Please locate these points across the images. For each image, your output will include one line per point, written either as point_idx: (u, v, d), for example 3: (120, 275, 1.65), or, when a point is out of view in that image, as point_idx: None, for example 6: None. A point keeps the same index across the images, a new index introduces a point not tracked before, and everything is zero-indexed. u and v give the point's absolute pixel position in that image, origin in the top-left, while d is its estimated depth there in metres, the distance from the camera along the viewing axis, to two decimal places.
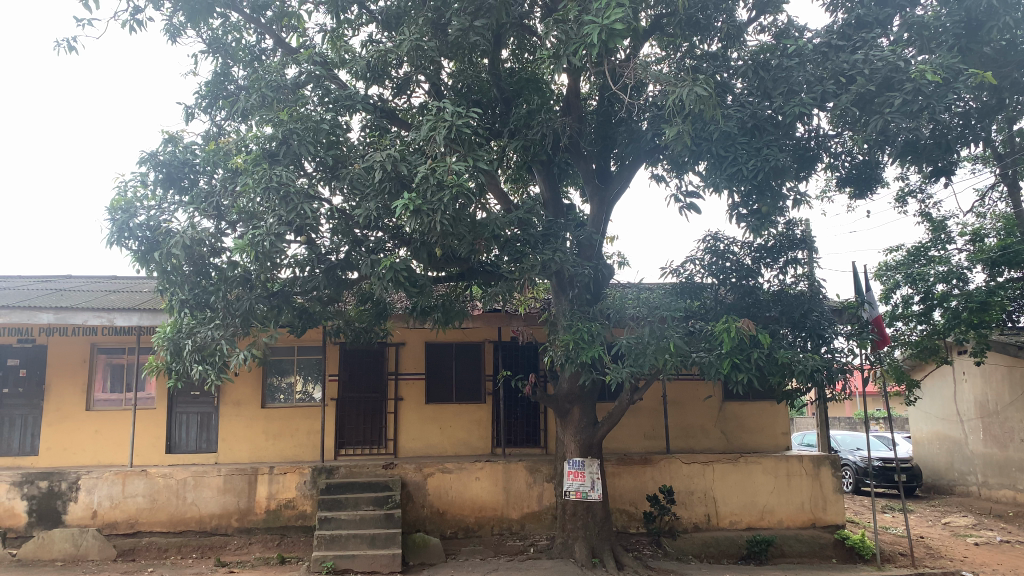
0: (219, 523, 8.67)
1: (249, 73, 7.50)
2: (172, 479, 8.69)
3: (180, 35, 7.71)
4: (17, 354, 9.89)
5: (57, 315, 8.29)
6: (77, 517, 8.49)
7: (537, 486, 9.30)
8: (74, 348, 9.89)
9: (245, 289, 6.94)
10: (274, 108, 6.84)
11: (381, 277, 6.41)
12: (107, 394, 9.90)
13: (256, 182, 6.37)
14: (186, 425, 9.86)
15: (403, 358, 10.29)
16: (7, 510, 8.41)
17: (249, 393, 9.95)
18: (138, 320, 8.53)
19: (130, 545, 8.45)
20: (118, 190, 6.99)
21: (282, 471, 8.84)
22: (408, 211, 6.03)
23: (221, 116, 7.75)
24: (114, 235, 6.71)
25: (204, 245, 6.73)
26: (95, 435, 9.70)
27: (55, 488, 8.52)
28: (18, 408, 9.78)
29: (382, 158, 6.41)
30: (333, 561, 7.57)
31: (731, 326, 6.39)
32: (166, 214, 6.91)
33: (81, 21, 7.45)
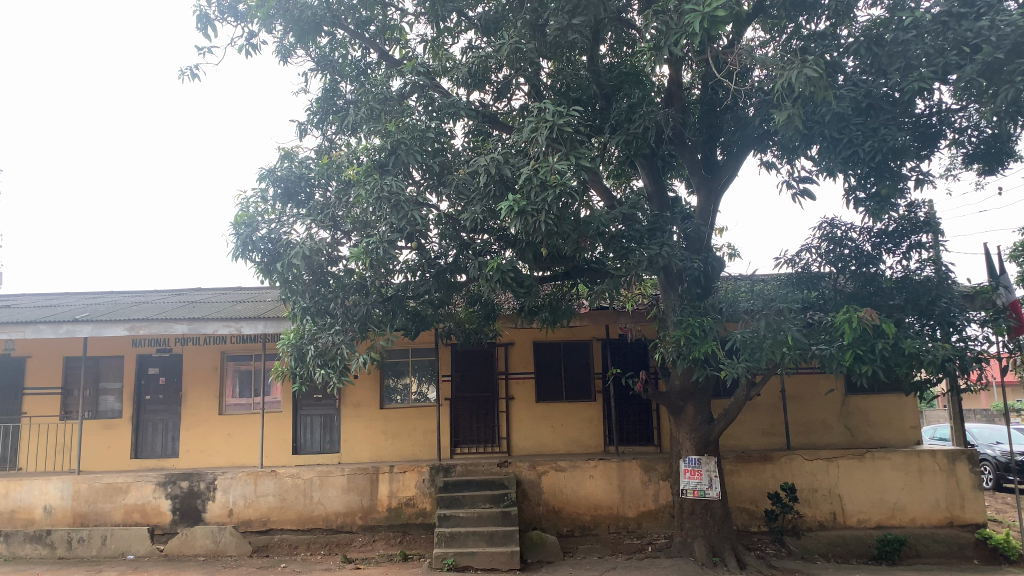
0: (345, 521, 9.01)
1: (357, 87, 7.76)
2: (299, 479, 9.09)
3: (291, 55, 8.05)
4: (157, 363, 10.62)
5: (190, 326, 8.86)
6: (215, 515, 8.98)
7: (653, 484, 9.19)
8: (207, 356, 10.52)
9: (361, 295, 7.19)
10: (381, 120, 7.06)
11: (490, 279, 6.52)
12: (238, 399, 10.48)
13: (368, 193, 6.60)
14: (311, 426, 10.34)
15: (513, 358, 10.40)
16: (154, 508, 8.97)
17: (367, 395, 10.31)
18: (264, 328, 8.91)
19: (264, 542, 8.90)
20: (241, 206, 7.39)
21: (401, 470, 9.12)
22: (513, 212, 6.10)
23: (332, 130, 8.05)
24: (239, 249, 7.10)
25: (322, 255, 7.03)
26: (228, 438, 10.27)
27: (195, 487, 9.04)
28: (159, 413, 10.51)
29: (486, 162, 6.48)
30: (453, 558, 7.75)
31: (853, 316, 6.12)
32: (286, 226, 7.24)
33: (201, 49, 7.92)
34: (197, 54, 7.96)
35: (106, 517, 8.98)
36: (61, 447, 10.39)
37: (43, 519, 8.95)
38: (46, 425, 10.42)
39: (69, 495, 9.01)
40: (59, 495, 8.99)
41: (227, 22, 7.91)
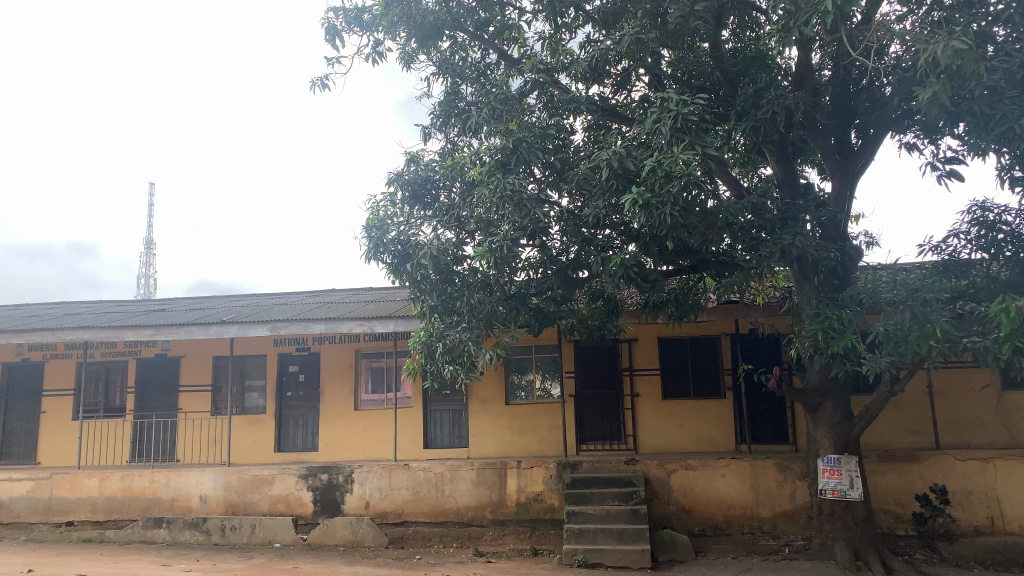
0: (475, 514, 9.19)
1: (477, 88, 7.87)
2: (431, 473, 9.34)
3: (414, 60, 8.26)
4: (297, 361, 11.18)
5: (327, 325, 9.28)
6: (353, 507, 9.37)
7: (789, 484, 8.84)
8: (342, 354, 11.00)
9: (486, 292, 7.27)
10: (503, 119, 7.13)
11: (613, 275, 6.46)
12: (372, 395, 10.88)
13: (491, 192, 6.69)
14: (441, 422, 10.60)
15: (639, 354, 10.27)
16: (297, 499, 9.46)
17: (493, 392, 10.46)
18: (394, 327, 9.17)
19: (399, 533, 9.15)
20: (372, 210, 7.67)
21: (529, 465, 9.22)
22: (638, 205, 6.05)
23: (454, 133, 8.21)
24: (371, 251, 7.39)
25: (448, 255, 7.17)
26: (363, 432, 10.68)
27: (334, 480, 9.44)
28: (299, 408, 11.07)
29: (608, 156, 6.40)
30: (583, 555, 7.74)
31: (1010, 306, 5.65)
32: (414, 228, 7.44)
33: (331, 61, 8.27)
34: (327, 65, 8.31)
35: (254, 507, 9.53)
36: (213, 440, 11.11)
37: (198, 508, 9.59)
38: (199, 420, 11.18)
39: (221, 486, 9.62)
40: (212, 486, 9.61)
41: (354, 32, 8.20)
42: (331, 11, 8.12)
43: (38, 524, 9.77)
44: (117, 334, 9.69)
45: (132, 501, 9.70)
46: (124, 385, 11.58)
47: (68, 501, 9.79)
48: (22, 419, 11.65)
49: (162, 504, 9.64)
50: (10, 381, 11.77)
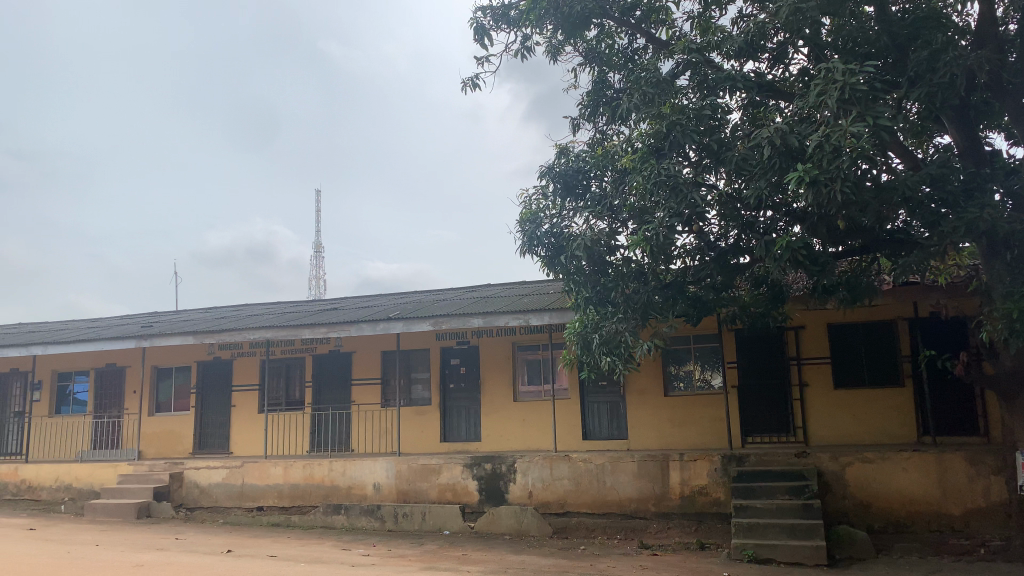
0: (638, 506, 9.09)
1: (626, 75, 7.74)
2: (592, 464, 9.33)
3: (561, 53, 8.26)
4: (458, 354, 11.54)
5: (485, 319, 9.48)
6: (517, 497, 9.53)
7: (982, 479, 8.12)
8: (500, 346, 11.23)
9: (641, 282, 7.20)
10: (654, 104, 6.98)
11: (778, 258, 6.17)
12: (529, 386, 11.02)
13: (645, 179, 6.65)
14: (599, 414, 10.58)
15: (806, 342, 9.77)
16: (464, 488, 9.73)
17: (652, 383, 10.30)
18: (549, 319, 9.23)
19: (562, 524, 9.25)
20: (525, 204, 7.77)
21: (692, 458, 9.00)
22: (804, 184, 5.73)
23: (603, 122, 8.16)
24: (526, 245, 7.58)
25: (602, 245, 7.10)
26: (523, 423, 10.85)
27: (498, 469, 9.64)
28: (461, 400, 11.40)
29: (769, 134, 6.12)
30: (753, 550, 7.47)
31: None
32: (567, 220, 7.47)
33: (481, 60, 8.45)
34: (477, 65, 8.50)
35: (424, 495, 9.91)
36: (383, 432, 11.67)
37: (373, 495, 10.10)
38: (370, 412, 11.78)
39: (392, 475, 10.07)
40: (384, 474, 10.09)
41: (501, 29, 8.32)
42: (478, 11, 8.28)
43: (233, 508, 10.64)
44: (295, 332, 10.36)
45: (313, 488, 10.35)
46: (302, 380, 12.39)
47: (257, 487, 10.59)
48: (216, 412, 12.74)
49: (340, 492, 10.23)
50: (205, 378, 12.90)
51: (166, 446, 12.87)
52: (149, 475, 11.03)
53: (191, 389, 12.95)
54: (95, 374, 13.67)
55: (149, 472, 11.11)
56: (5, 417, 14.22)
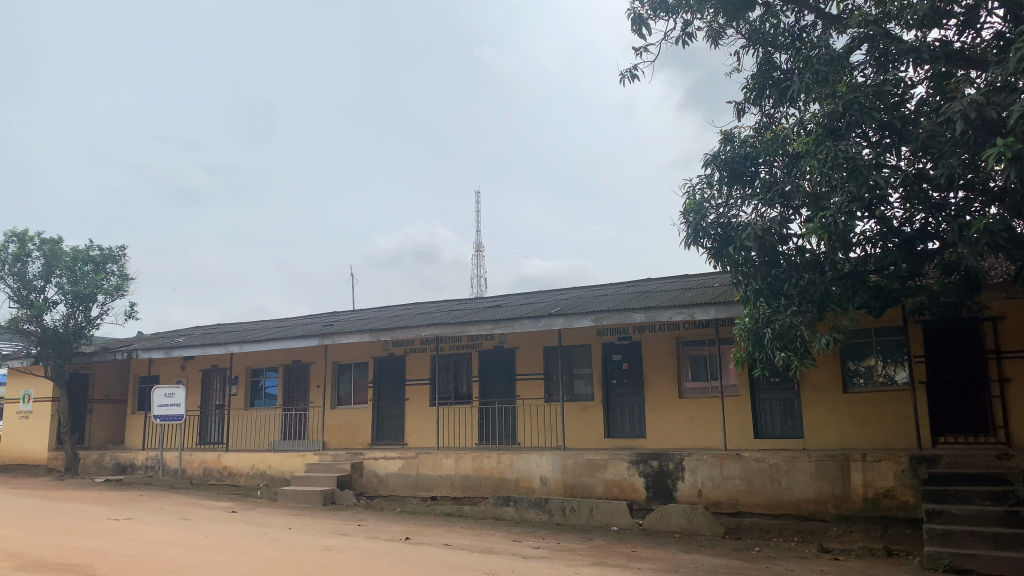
0: (817, 509, 8.63)
1: (794, 55, 7.36)
2: (765, 463, 8.95)
3: (722, 37, 7.98)
4: (620, 350, 11.45)
5: (648, 314, 9.34)
6: (686, 495, 9.32)
7: None
8: (663, 341, 11.03)
9: (817, 273, 6.76)
10: (827, 83, 6.56)
11: (974, 242, 5.66)
12: (695, 383, 10.76)
13: (821, 163, 6.26)
14: (771, 411, 10.18)
15: (1007, 333, 8.88)
16: (631, 485, 9.66)
17: (828, 379, 9.76)
18: (715, 313, 8.95)
19: (735, 524, 8.93)
20: (689, 194, 7.60)
21: (876, 458, 8.42)
22: (1004, 159, 5.21)
23: (771, 106, 7.82)
24: (691, 237, 7.40)
25: (773, 234, 6.80)
26: (690, 420, 10.62)
27: (665, 467, 9.48)
28: (625, 397, 11.32)
29: (961, 106, 5.60)
30: (950, 560, 6.89)
31: None
32: (735, 209, 7.23)
33: (639, 50, 8.32)
34: (636, 55, 8.39)
35: (591, 490, 9.93)
36: (548, 427, 11.80)
37: (540, 489, 10.24)
38: (535, 406, 11.95)
39: (559, 469, 10.16)
40: (551, 468, 10.20)
41: (659, 17, 8.15)
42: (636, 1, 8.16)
43: (408, 497, 11.14)
44: (462, 329, 10.69)
45: (483, 481, 10.64)
46: (469, 374, 12.76)
47: (431, 478, 11.03)
48: (390, 406, 13.40)
49: (508, 484, 10.45)
50: (380, 373, 13.60)
51: (347, 437, 13.71)
52: (333, 464, 11.78)
53: (368, 383, 13.71)
54: (283, 370, 14.78)
55: (332, 462, 11.87)
56: (209, 409, 15.68)
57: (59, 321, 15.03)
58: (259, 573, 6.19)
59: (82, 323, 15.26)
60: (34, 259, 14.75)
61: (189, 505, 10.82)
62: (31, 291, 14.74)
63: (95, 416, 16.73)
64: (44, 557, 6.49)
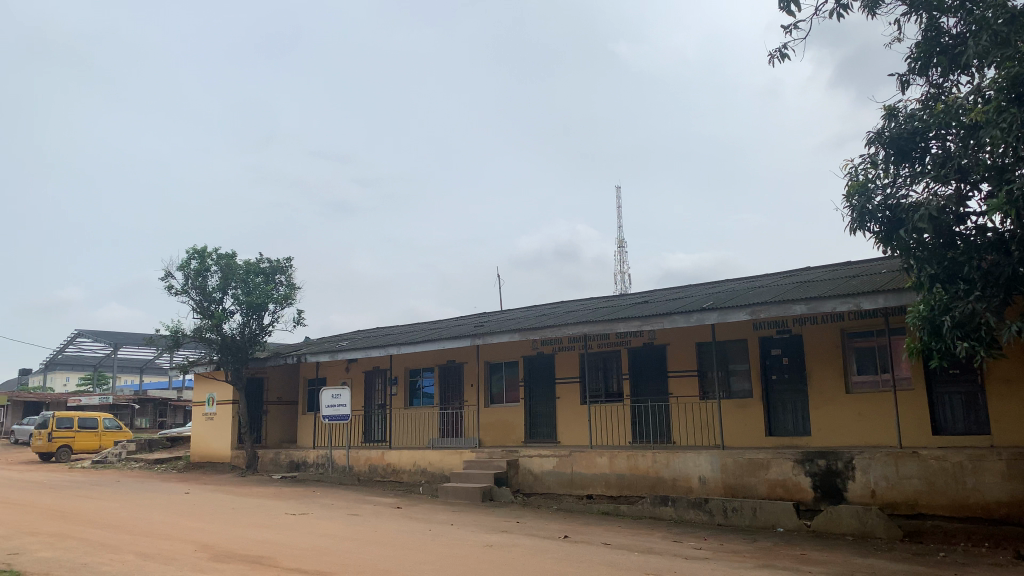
0: (1010, 511, 7.89)
1: (967, 16, 6.71)
2: (947, 462, 8.27)
3: (881, 5, 7.47)
4: (779, 344, 10.97)
5: (808, 305, 8.89)
6: (857, 496, 8.78)
7: None
8: (827, 333, 10.47)
9: (999, 253, 6.24)
10: (1007, 45, 6.03)
11: None
12: (863, 376, 10.12)
13: (1002, 132, 5.76)
14: (951, 405, 9.42)
15: None
16: (796, 485, 9.21)
17: (1017, 370, 8.90)
18: (884, 301, 8.36)
19: (915, 527, 8.33)
20: (851, 176, 7.14)
21: None
22: None
23: (939, 75, 7.18)
24: (857, 221, 6.93)
25: (948, 214, 6.42)
26: (859, 417, 10.01)
27: (833, 466, 8.97)
28: (786, 392, 10.82)
29: None
30: None
31: None
32: (904, 189, 6.78)
33: (789, 29, 7.92)
34: (785, 34, 7.99)
35: (753, 490, 9.56)
36: (704, 424, 11.49)
37: (699, 488, 9.97)
38: (690, 404, 11.67)
39: (718, 468, 9.86)
40: (709, 467, 9.91)
41: None
42: None
43: (565, 495, 11.17)
44: (611, 326, 10.60)
45: (639, 479, 10.50)
46: (620, 372, 12.63)
47: (586, 476, 11.01)
48: (542, 404, 13.49)
49: (665, 483, 10.26)
50: (531, 372, 13.74)
51: (502, 435, 13.95)
52: (489, 461, 12.02)
53: (520, 382, 13.88)
54: (439, 371, 15.25)
55: (489, 459, 12.11)
56: (371, 409, 16.45)
57: (236, 330, 16.27)
58: (426, 567, 6.39)
59: (256, 331, 16.43)
60: (213, 273, 16.04)
61: (358, 501, 11.36)
62: (212, 302, 16.03)
63: (270, 416, 17.96)
64: (233, 548, 7.00)
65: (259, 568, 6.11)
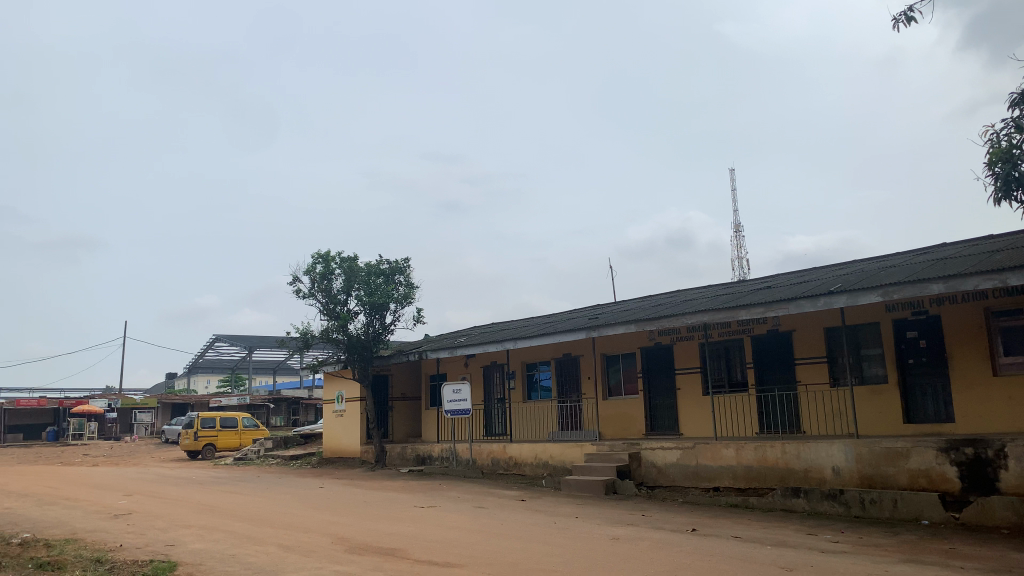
0: None
1: None
2: None
3: None
4: (915, 326, 10.36)
5: (947, 284, 8.32)
6: (1011, 486, 8.14)
7: None
8: (968, 313, 9.82)
9: None
10: None
11: None
12: (1012, 358, 9.40)
13: None
14: None
15: None
16: (941, 474, 8.65)
17: None
18: None
19: None
20: (994, 141, 6.66)
21: None
22: None
23: None
24: (1003, 190, 6.46)
25: None
26: (1009, 402, 9.32)
27: (982, 454, 8.37)
28: (925, 377, 10.20)
29: None
30: None
31: None
32: None
33: None
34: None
35: (893, 481, 9.07)
36: (836, 413, 11.00)
37: (833, 479, 9.57)
38: (819, 392, 11.20)
39: (852, 458, 9.41)
40: (843, 457, 9.48)
41: None
42: None
43: (690, 488, 10.96)
44: (732, 313, 10.30)
45: (769, 471, 10.17)
46: (743, 360, 12.26)
47: (712, 468, 10.77)
48: (662, 395, 13.29)
49: (796, 475, 9.89)
50: (650, 363, 13.55)
51: (623, 428, 13.84)
52: (611, 454, 11.95)
53: (638, 373, 13.71)
54: (556, 364, 15.28)
55: (611, 452, 12.05)
56: (491, 404, 16.68)
57: (361, 329, 16.86)
58: (553, 560, 6.42)
59: (380, 330, 16.98)
60: (337, 276, 16.66)
61: (483, 494, 11.54)
62: (337, 304, 16.66)
63: (396, 412, 18.53)
64: (367, 540, 7.27)
65: (391, 559, 6.31)
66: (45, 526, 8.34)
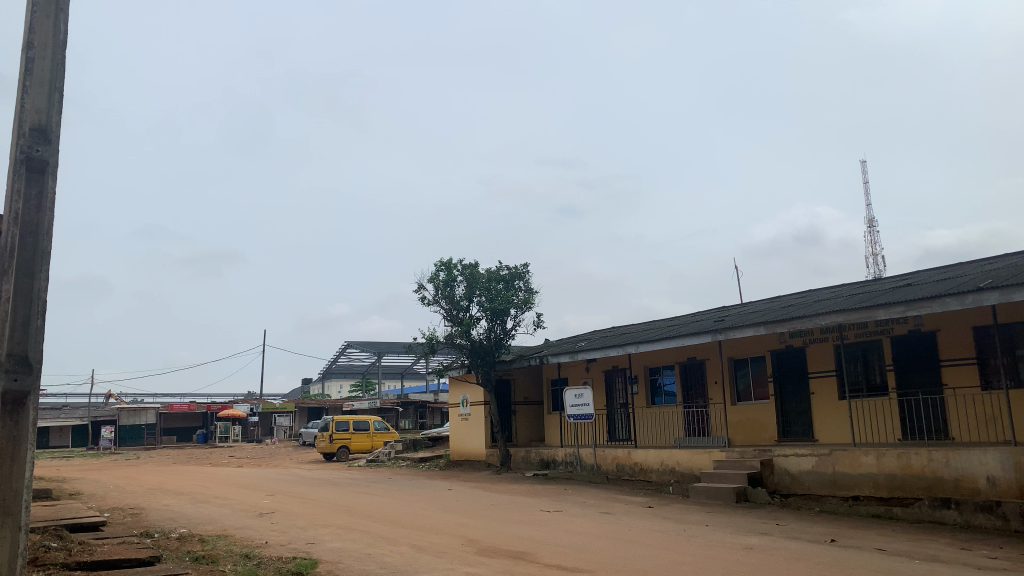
0: None
1: None
2: None
3: None
4: None
5: None
6: None
7: None
8: None
9: None
10: None
11: None
12: None
13: None
14: None
15: None
16: None
17: None
18: None
19: None
20: None
21: None
22: None
23: None
24: None
25: None
26: None
27: None
28: None
29: None
30: None
31: None
32: None
33: None
34: None
35: None
36: (990, 419, 10.24)
37: (988, 490, 8.88)
38: (970, 397, 10.46)
39: (1011, 467, 8.71)
40: (999, 467, 8.79)
41: None
42: None
43: (827, 497, 10.47)
44: (869, 314, 9.77)
45: (914, 480, 9.58)
46: (882, 363, 11.62)
47: (851, 476, 10.24)
48: (794, 399, 12.78)
49: (945, 485, 9.26)
50: (780, 367, 13.06)
51: (754, 434, 13.39)
52: (742, 461, 11.59)
53: (768, 378, 13.24)
54: (681, 368, 14.99)
55: (741, 459, 11.69)
56: (615, 408, 16.53)
57: (483, 334, 17.13)
58: (684, 568, 6.28)
59: (501, 335, 17.20)
60: (459, 282, 17.02)
61: (609, 500, 11.45)
62: (459, 310, 17.01)
63: (519, 417, 18.70)
64: (496, 543, 7.36)
65: (521, 563, 6.36)
66: (199, 523, 8.93)
